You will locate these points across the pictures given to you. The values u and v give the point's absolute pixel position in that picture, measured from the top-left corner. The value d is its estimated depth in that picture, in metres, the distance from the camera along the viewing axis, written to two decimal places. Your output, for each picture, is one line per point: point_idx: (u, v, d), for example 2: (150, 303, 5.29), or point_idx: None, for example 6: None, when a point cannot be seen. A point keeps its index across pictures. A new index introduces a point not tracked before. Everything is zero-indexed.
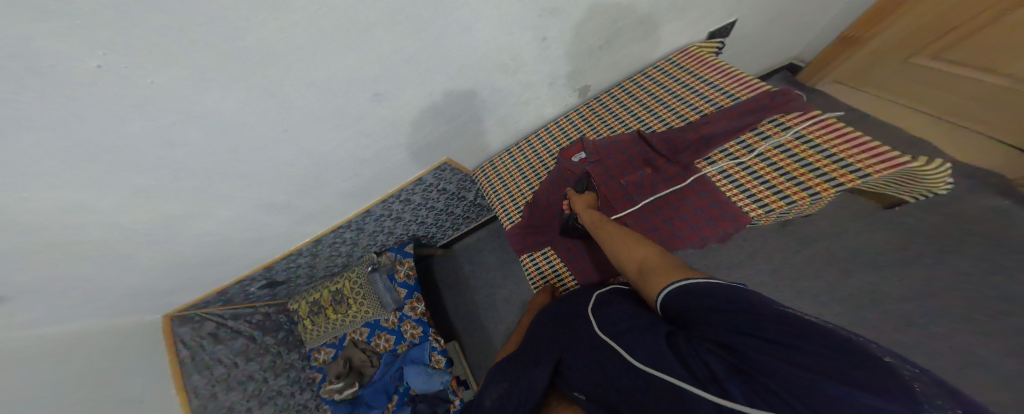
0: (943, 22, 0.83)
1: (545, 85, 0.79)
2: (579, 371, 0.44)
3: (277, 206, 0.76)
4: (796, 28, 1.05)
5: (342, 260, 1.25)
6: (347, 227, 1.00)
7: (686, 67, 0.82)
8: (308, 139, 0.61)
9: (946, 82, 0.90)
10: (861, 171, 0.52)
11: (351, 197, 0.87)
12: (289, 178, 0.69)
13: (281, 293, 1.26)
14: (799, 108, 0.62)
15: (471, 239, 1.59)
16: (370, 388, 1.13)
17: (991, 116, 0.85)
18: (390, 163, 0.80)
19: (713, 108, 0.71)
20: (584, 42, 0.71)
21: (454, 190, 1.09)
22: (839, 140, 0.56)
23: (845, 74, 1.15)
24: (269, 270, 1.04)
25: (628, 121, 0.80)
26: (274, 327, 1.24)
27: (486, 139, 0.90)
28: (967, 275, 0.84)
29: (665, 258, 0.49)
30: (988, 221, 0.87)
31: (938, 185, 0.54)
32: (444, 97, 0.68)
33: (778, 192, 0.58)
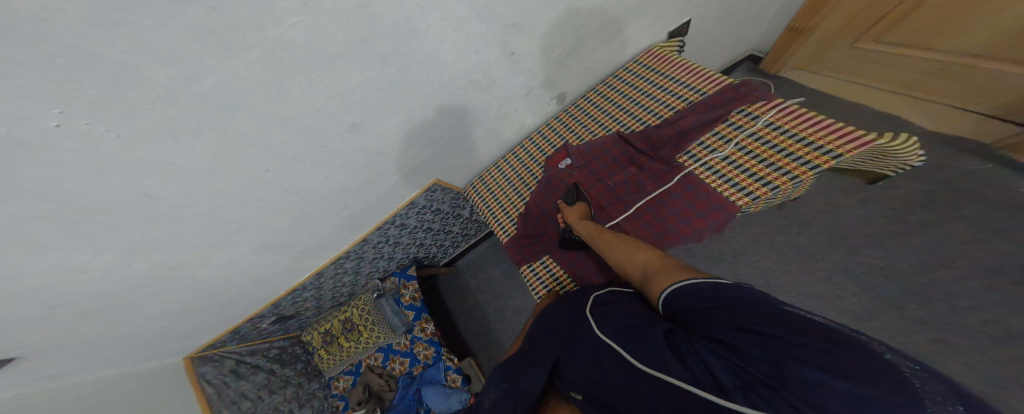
0: (874, 9, 0.88)
1: (521, 96, 0.81)
2: (578, 369, 0.43)
3: (274, 245, 0.77)
4: (756, 13, 1.07)
5: (347, 290, 1.25)
6: (346, 258, 1.01)
7: (651, 66, 0.84)
8: (295, 176, 0.63)
9: (893, 62, 0.93)
10: (833, 153, 0.53)
11: (346, 228, 0.88)
12: (282, 216, 0.70)
13: (294, 326, 1.26)
14: (763, 97, 0.63)
15: (473, 255, 1.60)
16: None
17: (946, 88, 0.87)
18: (380, 190, 0.81)
19: (684, 104, 0.72)
20: (552, 51, 0.73)
21: (448, 209, 1.10)
22: (804, 124, 0.58)
23: (802, 61, 1.18)
24: (275, 308, 1.04)
25: (607, 123, 0.81)
26: (292, 359, 1.24)
27: (472, 155, 0.91)
28: (966, 235, 0.84)
29: (666, 259, 0.51)
30: (980, 179, 0.87)
31: (912, 159, 0.55)
32: (422, 120, 0.70)
33: (760, 180, 0.59)
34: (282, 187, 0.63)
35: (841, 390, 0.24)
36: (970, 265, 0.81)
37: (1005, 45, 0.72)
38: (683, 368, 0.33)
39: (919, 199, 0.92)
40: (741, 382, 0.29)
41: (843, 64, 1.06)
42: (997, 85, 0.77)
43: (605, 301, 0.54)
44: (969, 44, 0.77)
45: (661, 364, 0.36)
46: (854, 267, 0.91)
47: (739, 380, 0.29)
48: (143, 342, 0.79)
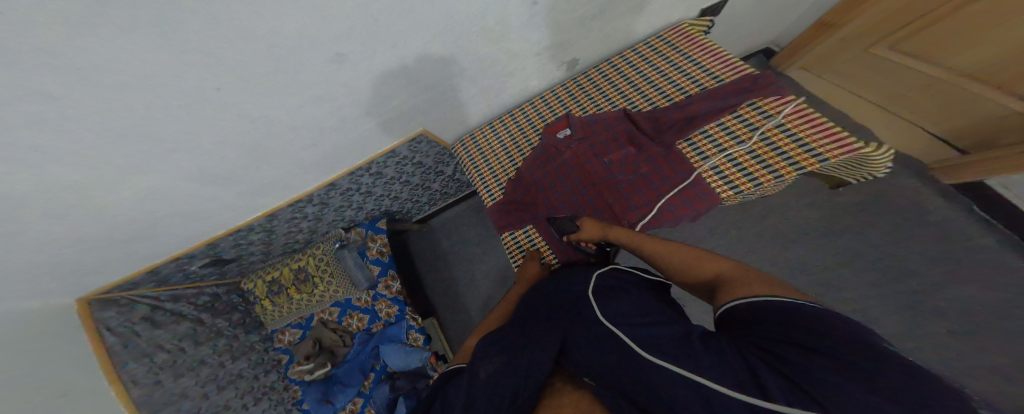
0: (905, 14, 0.82)
1: (531, 55, 0.74)
2: (587, 352, 0.40)
3: (222, 175, 0.67)
4: (781, 10, 1.04)
5: (304, 236, 1.17)
6: (308, 201, 0.93)
7: (676, 45, 0.81)
8: (263, 104, 0.54)
9: (902, 74, 0.91)
10: (821, 156, 0.57)
11: (314, 169, 0.79)
12: (238, 143, 0.61)
13: (233, 272, 1.16)
14: (777, 91, 0.63)
15: (448, 214, 1.56)
16: (343, 367, 1.14)
17: (940, 109, 0.89)
18: (358, 133, 0.73)
19: (698, 89, 0.72)
20: (562, 8, 0.63)
21: (430, 164, 1.04)
22: (807, 126, 0.60)
23: (813, 60, 1.14)
24: (210, 248, 0.94)
25: (615, 98, 0.79)
26: (226, 309, 1.15)
27: (466, 111, 0.84)
28: (871, 244, 1.02)
29: (741, 269, 0.48)
30: (899, 201, 1.03)
31: (877, 170, 0.62)
32: (418, 62, 0.61)
33: (749, 175, 0.62)
34: (240, 109, 0.53)
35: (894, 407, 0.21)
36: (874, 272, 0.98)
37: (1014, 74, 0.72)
38: (717, 360, 0.31)
39: (849, 210, 1.06)
40: (787, 390, 0.25)
41: (848, 68, 1.04)
42: (980, 111, 0.82)
43: (606, 287, 0.51)
44: (981, 61, 0.76)
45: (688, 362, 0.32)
46: (787, 262, 1.06)
47: (784, 387, 0.26)
48: (47, 270, 0.67)
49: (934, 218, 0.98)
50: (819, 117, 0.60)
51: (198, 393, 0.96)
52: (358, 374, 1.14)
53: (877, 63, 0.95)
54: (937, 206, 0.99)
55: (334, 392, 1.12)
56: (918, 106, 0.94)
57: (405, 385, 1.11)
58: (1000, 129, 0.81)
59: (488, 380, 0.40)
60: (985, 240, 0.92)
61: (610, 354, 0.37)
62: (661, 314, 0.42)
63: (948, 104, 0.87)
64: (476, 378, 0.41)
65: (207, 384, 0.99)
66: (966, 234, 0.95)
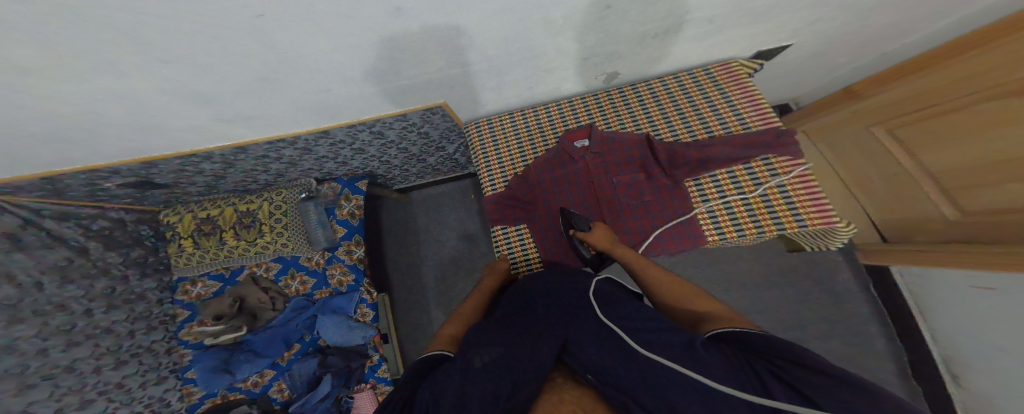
0: (917, 101, 0.84)
1: (578, 58, 0.66)
2: (586, 352, 0.39)
3: (207, 100, 0.57)
4: (801, 80, 1.06)
5: (266, 178, 1.05)
6: (290, 143, 0.82)
7: (718, 82, 0.78)
8: (285, 41, 0.45)
9: (889, 159, 0.95)
10: (802, 222, 0.64)
11: (315, 112, 0.70)
12: (233, 75, 0.51)
13: (154, 200, 1.05)
14: (795, 153, 0.66)
15: (432, 191, 1.52)
16: (261, 336, 1.03)
17: (909, 200, 0.94)
18: (378, 90, 0.65)
19: (723, 132, 0.73)
20: (613, 21, 0.54)
21: (436, 137, 0.99)
22: (803, 192, 0.66)
23: (817, 127, 1.17)
24: (147, 168, 0.82)
25: (641, 121, 0.79)
26: (126, 242, 1.03)
27: (491, 95, 0.79)
28: (792, 302, 1.17)
29: (727, 311, 0.47)
30: (823, 271, 1.19)
31: (835, 240, 0.72)
32: (472, 39, 0.54)
33: (738, 225, 0.68)
34: (262, 44, 0.45)
35: None
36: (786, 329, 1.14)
37: (973, 189, 0.77)
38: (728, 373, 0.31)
39: (784, 270, 1.21)
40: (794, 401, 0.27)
41: (847, 140, 1.07)
42: (919, 209, 0.92)
43: (604, 293, 0.51)
44: (961, 165, 0.78)
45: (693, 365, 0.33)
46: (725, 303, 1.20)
47: (792, 400, 0.27)
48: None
49: (844, 299, 1.15)
50: (818, 187, 0.66)
51: (35, 349, 0.81)
52: (280, 344, 1.04)
53: (873, 142, 0.98)
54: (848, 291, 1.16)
55: (237, 361, 1.01)
56: (889, 191, 0.99)
57: (338, 362, 1.03)
58: (923, 230, 0.93)
59: (483, 368, 0.39)
60: (869, 321, 1.11)
61: (610, 356, 0.37)
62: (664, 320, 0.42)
63: (899, 193, 0.96)
64: (470, 365, 0.40)
65: (52, 337, 0.84)
66: (860, 315, 1.13)
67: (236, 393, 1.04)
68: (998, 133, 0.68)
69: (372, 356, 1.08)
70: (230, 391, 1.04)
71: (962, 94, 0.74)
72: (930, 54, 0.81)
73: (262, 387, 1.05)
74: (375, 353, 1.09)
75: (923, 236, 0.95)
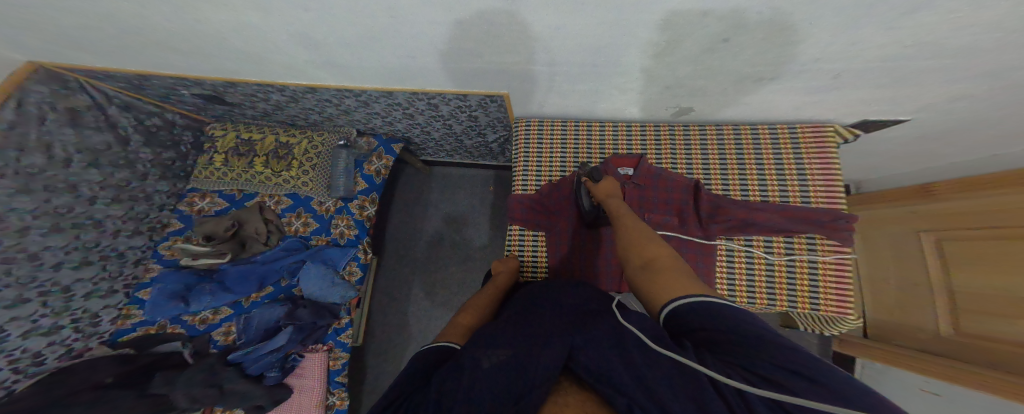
0: (970, 215, 0.79)
1: (660, 85, 0.66)
2: (594, 351, 0.35)
3: (310, 42, 0.60)
4: (872, 162, 1.02)
5: (315, 118, 1.06)
6: (355, 94, 0.83)
7: (799, 142, 0.74)
8: (405, 7, 0.46)
9: (920, 266, 0.91)
10: (817, 306, 0.66)
11: (389, 74, 0.71)
12: (333, 23, 0.53)
13: (210, 113, 1.09)
14: (841, 242, 0.66)
15: (455, 171, 1.52)
16: (238, 269, 1.02)
17: (917, 313, 0.91)
18: (457, 69, 0.66)
19: (779, 199, 0.72)
20: (721, 55, 0.53)
21: (484, 123, 0.99)
22: (831, 280, 0.66)
23: (870, 217, 1.11)
24: (230, 88, 0.87)
25: (696, 166, 0.78)
26: (165, 143, 1.06)
27: (557, 97, 0.78)
28: None
29: (678, 263, 0.47)
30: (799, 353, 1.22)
31: (833, 329, 0.72)
32: (569, 41, 0.53)
33: (752, 293, 0.69)
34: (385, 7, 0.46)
35: None
36: None
37: (978, 317, 0.75)
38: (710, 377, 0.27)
39: None
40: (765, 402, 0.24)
41: (888, 238, 1.03)
42: (914, 319, 0.92)
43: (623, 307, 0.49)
44: (976, 291, 0.76)
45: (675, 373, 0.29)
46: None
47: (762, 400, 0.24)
48: (22, 19, 0.59)
49: None
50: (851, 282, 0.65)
51: (19, 225, 0.79)
52: (253, 282, 1.02)
53: (913, 245, 0.94)
54: None
55: (198, 290, 0.98)
56: (903, 298, 0.96)
57: (306, 316, 1.00)
58: (908, 337, 0.94)
59: (490, 370, 0.35)
60: None
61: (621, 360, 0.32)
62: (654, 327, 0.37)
63: (902, 299, 0.96)
64: (475, 365, 0.36)
65: (44, 216, 0.83)
66: None
67: (177, 326, 0.99)
68: (1004, 264, 0.69)
69: (342, 318, 1.08)
70: (171, 322, 0.99)
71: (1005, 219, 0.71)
72: (980, 176, 0.80)
73: (207, 326, 1.01)
74: (344, 316, 1.09)
75: (903, 342, 0.96)
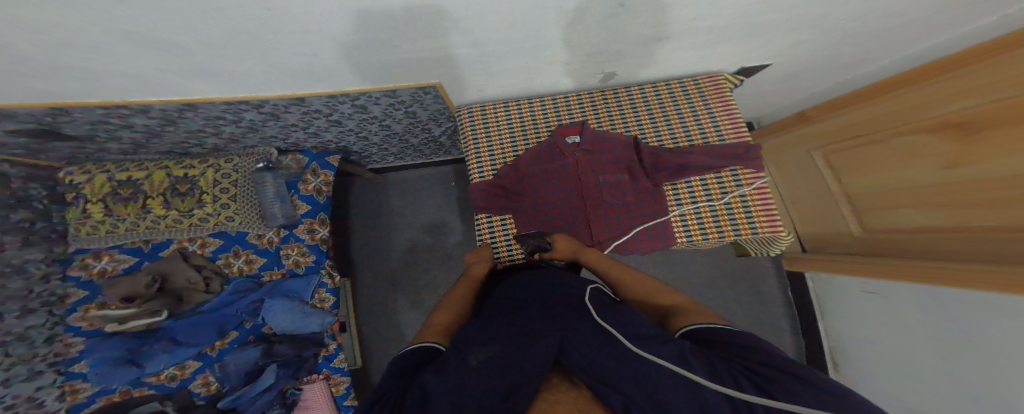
0: (849, 129, 0.95)
1: (581, 54, 0.68)
2: (580, 349, 0.37)
3: (164, 47, 0.50)
4: (766, 102, 1.16)
5: (210, 141, 0.95)
6: (255, 105, 0.76)
7: (703, 91, 0.83)
8: (285, 4, 0.41)
9: (818, 180, 1.09)
10: (756, 230, 0.73)
11: (296, 76, 0.65)
12: (187, 18, 0.43)
13: (56, 154, 0.86)
14: (757, 168, 0.75)
15: (409, 173, 1.47)
16: (186, 321, 0.92)
17: (827, 219, 1.10)
18: (362, 60, 0.62)
19: (702, 142, 0.80)
20: (622, 20, 0.56)
21: (424, 118, 0.97)
22: (760, 204, 0.74)
23: (772, 146, 1.28)
24: (59, 113, 0.69)
25: (632, 124, 0.83)
26: (5, 202, 0.84)
27: (488, 80, 0.78)
28: (728, 303, 1.34)
29: (692, 303, 0.52)
30: (753, 276, 1.37)
31: (773, 247, 0.82)
32: (476, 21, 0.53)
33: (704, 231, 0.75)
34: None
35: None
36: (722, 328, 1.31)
37: (880, 212, 0.91)
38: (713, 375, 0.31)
39: (726, 276, 1.37)
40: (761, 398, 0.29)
41: (789, 162, 1.20)
42: (834, 226, 1.08)
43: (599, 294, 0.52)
44: (870, 191, 0.92)
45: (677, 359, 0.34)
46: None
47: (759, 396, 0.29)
48: None
49: (766, 302, 1.34)
50: (771, 201, 0.75)
51: None
52: (211, 332, 0.93)
53: (810, 164, 1.11)
54: (773, 303, 1.35)
55: (146, 352, 0.90)
56: (813, 210, 1.15)
57: (287, 351, 0.96)
58: (836, 243, 1.09)
59: (478, 367, 0.37)
60: (780, 319, 1.33)
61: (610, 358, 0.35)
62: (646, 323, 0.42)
63: (820, 211, 1.12)
64: (463, 363, 0.38)
65: None
66: (775, 314, 1.33)
67: (144, 389, 0.92)
68: (901, 162, 0.82)
69: (329, 344, 1.05)
70: (136, 385, 0.92)
71: (879, 127, 0.87)
72: (853, 92, 0.95)
73: (180, 381, 0.94)
74: (331, 342, 1.05)
75: (834, 249, 1.11)
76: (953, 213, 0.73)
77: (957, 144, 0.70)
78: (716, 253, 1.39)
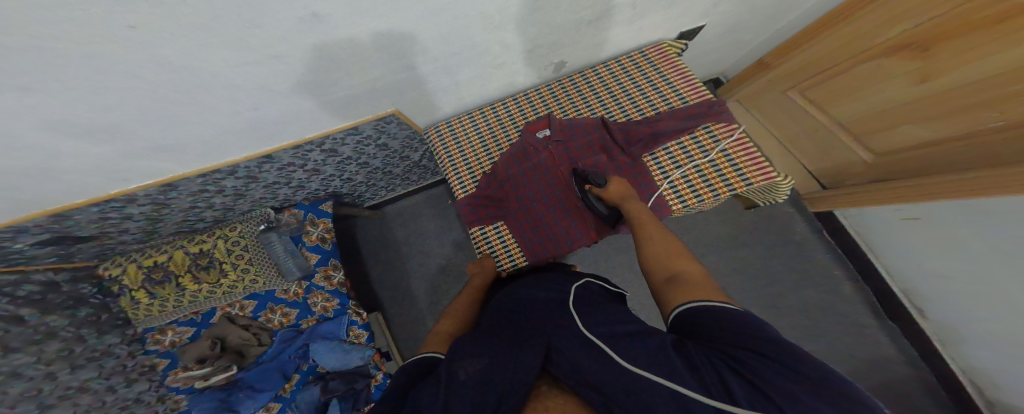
0: (818, 63, 0.97)
1: (524, 50, 0.71)
2: (570, 354, 0.40)
3: (97, 130, 0.52)
4: (721, 54, 1.18)
5: (213, 214, 1.01)
6: (229, 173, 0.82)
7: (653, 62, 0.84)
8: (199, 56, 0.43)
9: (801, 116, 1.11)
10: (748, 181, 0.69)
11: (252, 133, 0.68)
12: (112, 90, 0.44)
13: (85, 254, 0.93)
14: (727, 120, 0.73)
15: (405, 203, 1.51)
16: (253, 371, 1.00)
17: (822, 153, 1.11)
18: (310, 105, 0.64)
19: (667, 108, 0.78)
20: (546, 10, 0.60)
21: (398, 147, 1.01)
22: (742, 154, 0.71)
23: (745, 95, 1.30)
24: (63, 218, 0.75)
25: (595, 105, 0.82)
26: (64, 303, 0.90)
27: (444, 97, 0.81)
28: (761, 257, 1.24)
29: (704, 276, 0.47)
30: (780, 220, 1.26)
31: (778, 195, 0.77)
32: (397, 38, 0.54)
33: (696, 192, 0.72)
34: (154, 59, 0.41)
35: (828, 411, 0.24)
36: (761, 285, 1.21)
37: (876, 134, 0.93)
38: (696, 380, 0.30)
39: (749, 229, 1.27)
40: (751, 398, 0.27)
41: (768, 106, 1.22)
42: (843, 157, 1.05)
43: (582, 296, 0.55)
44: (857, 117, 0.95)
45: (662, 369, 0.33)
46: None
47: (748, 395, 0.27)
48: None
49: (806, 250, 1.22)
50: (753, 148, 0.71)
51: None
52: (276, 377, 1.01)
53: (789, 103, 1.13)
54: (817, 251, 1.21)
55: (238, 399, 0.97)
56: (805, 146, 1.16)
57: (340, 387, 1.00)
58: (851, 174, 1.06)
59: (468, 381, 0.39)
60: (833, 264, 1.19)
61: (599, 365, 0.37)
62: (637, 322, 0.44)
63: (824, 146, 1.09)
64: (454, 379, 0.39)
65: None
66: (821, 260, 1.20)
67: None
68: (892, 80, 0.82)
69: (375, 374, 1.07)
70: None
71: (846, 56, 0.89)
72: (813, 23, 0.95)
73: None
74: (377, 372, 1.08)
75: (852, 180, 1.07)
76: (966, 117, 0.71)
77: (942, 53, 0.69)
78: (731, 208, 1.31)
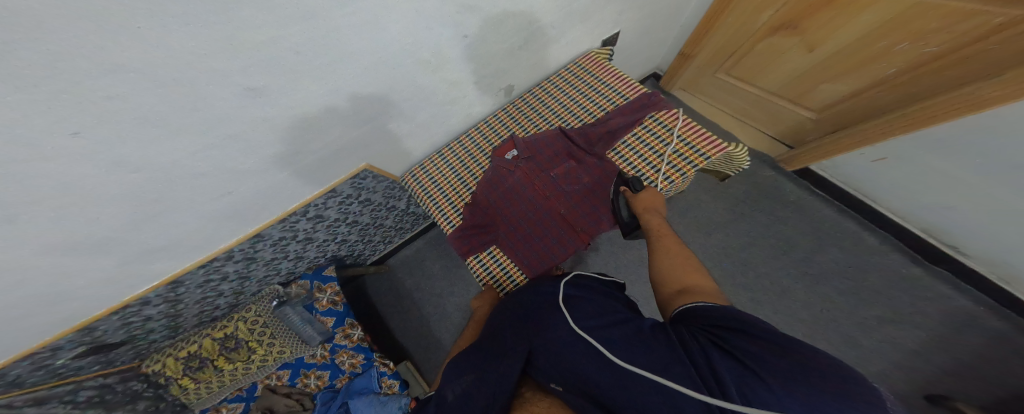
0: (733, 43, 1.08)
1: (469, 83, 0.77)
2: (556, 359, 0.42)
3: (90, 245, 0.56)
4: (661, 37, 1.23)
5: (228, 300, 1.05)
6: (229, 258, 0.85)
7: (590, 70, 0.88)
8: (158, 150, 0.46)
9: (738, 91, 1.20)
10: (707, 154, 0.70)
11: (234, 217, 0.72)
12: (91, 201, 0.48)
13: (125, 356, 0.94)
14: (667, 106, 0.77)
15: (407, 251, 1.54)
16: None
17: (771, 118, 1.18)
18: (282, 176, 0.68)
19: (613, 105, 0.81)
20: (478, 46, 0.67)
21: (381, 199, 1.05)
22: (692, 131, 0.74)
23: (681, 85, 1.39)
24: (91, 336, 0.79)
25: (550, 118, 0.86)
26: (124, 399, 0.91)
27: (410, 143, 0.86)
28: (763, 221, 1.23)
29: (711, 288, 0.51)
30: (770, 180, 1.27)
31: (743, 162, 0.79)
32: (350, 101, 0.60)
33: (664, 175, 0.73)
34: (114, 161, 0.44)
35: (813, 391, 0.25)
36: (774, 248, 1.20)
37: (809, 92, 1.00)
38: (689, 368, 0.32)
39: (744, 196, 1.27)
40: (741, 381, 0.28)
41: (705, 89, 1.32)
42: (790, 119, 1.12)
43: (572, 294, 0.53)
44: (786, 80, 1.03)
45: (651, 363, 0.35)
46: (702, 250, 1.23)
47: (738, 379, 0.29)
48: None
49: (804, 203, 1.22)
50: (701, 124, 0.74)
51: None
52: None
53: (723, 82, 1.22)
54: (814, 202, 1.21)
55: None
56: (754, 116, 1.23)
57: None
58: (808, 131, 1.10)
59: (455, 399, 0.44)
60: (834, 213, 1.19)
61: (588, 363, 0.39)
62: (616, 317, 0.45)
63: (770, 112, 1.16)
64: (444, 401, 0.45)
65: None
66: (824, 213, 1.20)
67: None
68: (800, 44, 0.91)
69: None
70: None
71: (755, 31, 1.00)
72: (707, 13, 1.08)
73: None
74: None
75: (809, 138, 1.13)
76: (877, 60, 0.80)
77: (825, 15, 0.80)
78: (719, 183, 1.31)
